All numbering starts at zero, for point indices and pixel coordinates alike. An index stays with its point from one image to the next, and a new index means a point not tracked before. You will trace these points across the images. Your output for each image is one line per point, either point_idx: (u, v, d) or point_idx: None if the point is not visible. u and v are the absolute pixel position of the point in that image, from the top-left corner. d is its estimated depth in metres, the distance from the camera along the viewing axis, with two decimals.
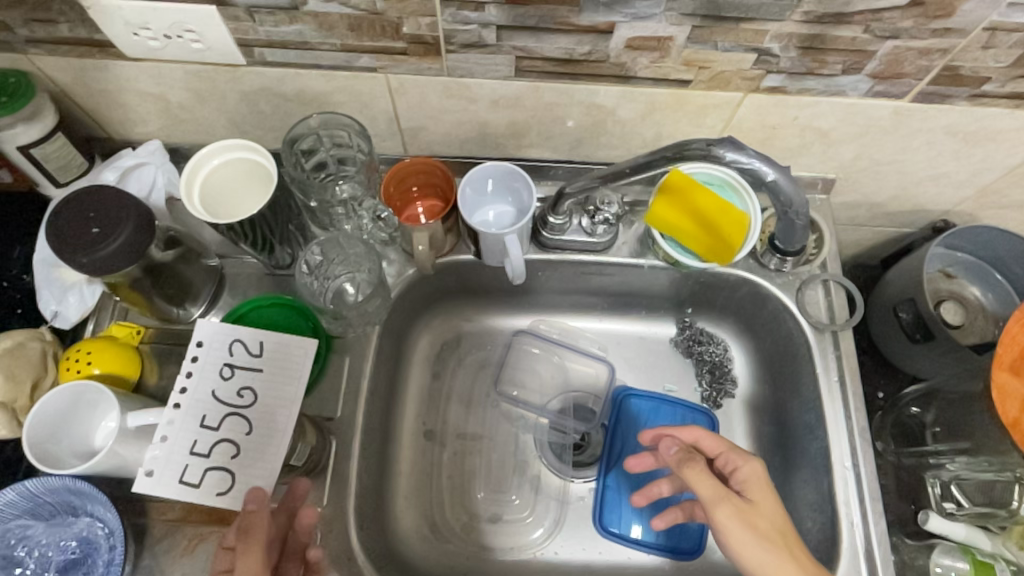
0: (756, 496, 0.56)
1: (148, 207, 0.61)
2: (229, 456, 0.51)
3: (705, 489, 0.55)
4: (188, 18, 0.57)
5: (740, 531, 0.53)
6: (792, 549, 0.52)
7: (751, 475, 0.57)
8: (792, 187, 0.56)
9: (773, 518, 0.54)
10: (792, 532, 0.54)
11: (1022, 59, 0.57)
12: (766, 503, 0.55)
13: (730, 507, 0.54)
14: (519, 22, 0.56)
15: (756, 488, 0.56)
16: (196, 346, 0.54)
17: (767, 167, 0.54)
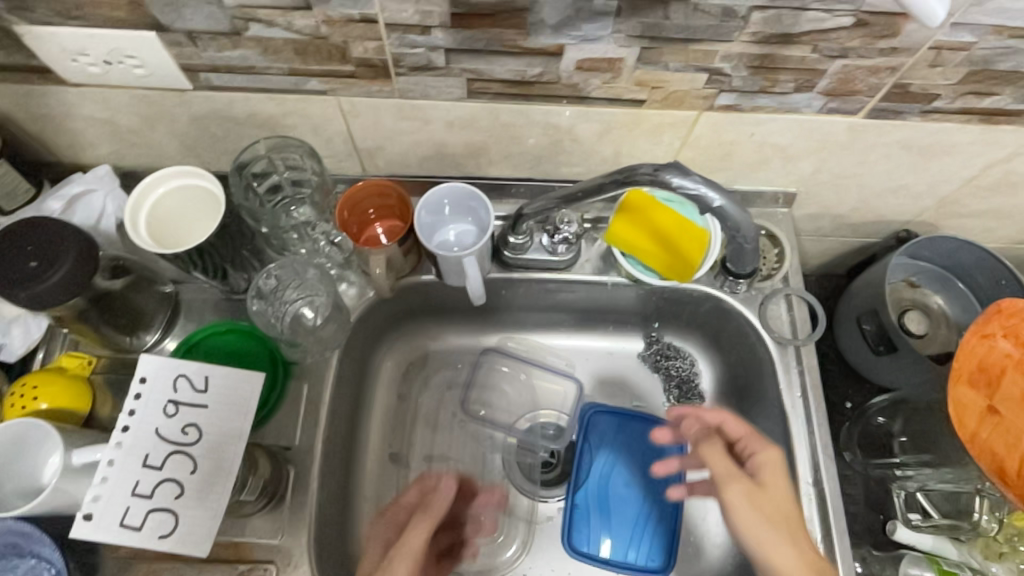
0: (768, 477, 0.60)
1: (90, 238, 0.59)
2: (173, 497, 0.50)
3: (721, 467, 0.62)
4: (127, 44, 0.56)
5: (744, 505, 0.58)
6: (794, 532, 0.56)
7: (766, 459, 0.62)
8: (739, 212, 0.56)
9: (779, 501, 0.59)
10: (798, 518, 0.58)
11: (969, 77, 0.58)
12: (775, 482, 0.60)
13: (740, 484, 0.60)
14: (468, 45, 0.55)
15: (769, 467, 0.61)
16: (140, 383, 0.52)
17: (710, 193, 0.53)
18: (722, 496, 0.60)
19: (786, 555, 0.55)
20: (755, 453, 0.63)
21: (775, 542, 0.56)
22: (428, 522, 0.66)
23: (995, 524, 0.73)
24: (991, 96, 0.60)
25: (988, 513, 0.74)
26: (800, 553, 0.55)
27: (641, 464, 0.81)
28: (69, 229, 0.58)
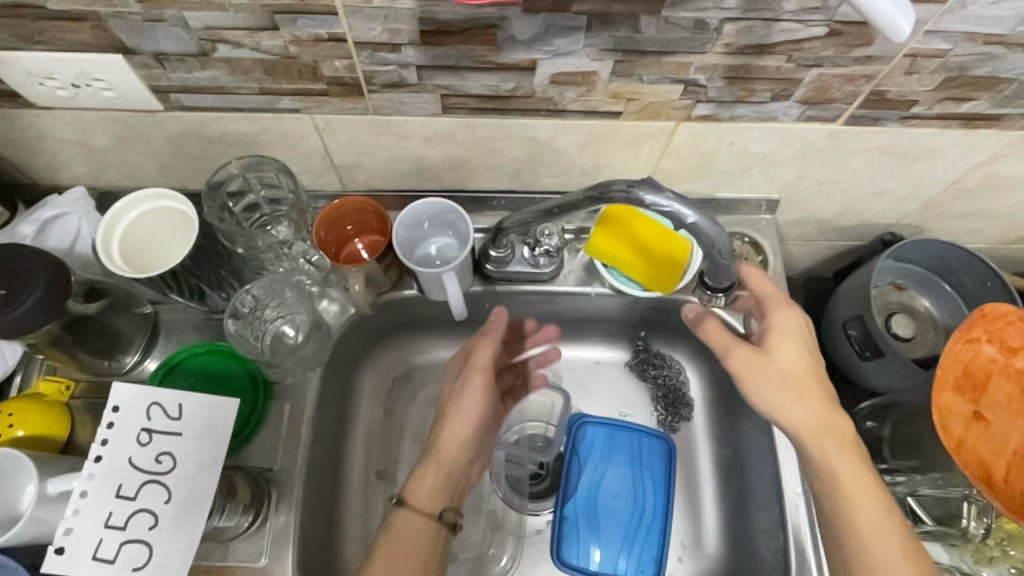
0: (774, 342, 0.63)
1: (61, 264, 0.58)
2: (147, 528, 0.50)
3: (720, 341, 0.65)
4: (95, 67, 0.55)
5: (754, 377, 0.62)
6: (809, 384, 0.61)
7: (777, 323, 0.64)
8: (713, 227, 0.55)
9: (791, 356, 0.62)
10: (809, 371, 0.62)
11: (945, 83, 0.57)
12: (782, 347, 0.63)
13: (742, 354, 0.63)
14: (439, 62, 0.55)
15: (779, 331, 0.64)
16: (112, 412, 0.51)
17: (685, 211, 0.52)
18: (729, 365, 0.64)
19: (796, 410, 0.60)
20: (766, 314, 0.65)
21: (790, 403, 0.61)
22: (481, 382, 0.69)
23: (983, 530, 0.73)
24: (969, 101, 0.60)
25: (976, 519, 0.74)
26: (814, 403, 0.61)
27: (629, 473, 0.79)
28: (43, 255, 0.57)
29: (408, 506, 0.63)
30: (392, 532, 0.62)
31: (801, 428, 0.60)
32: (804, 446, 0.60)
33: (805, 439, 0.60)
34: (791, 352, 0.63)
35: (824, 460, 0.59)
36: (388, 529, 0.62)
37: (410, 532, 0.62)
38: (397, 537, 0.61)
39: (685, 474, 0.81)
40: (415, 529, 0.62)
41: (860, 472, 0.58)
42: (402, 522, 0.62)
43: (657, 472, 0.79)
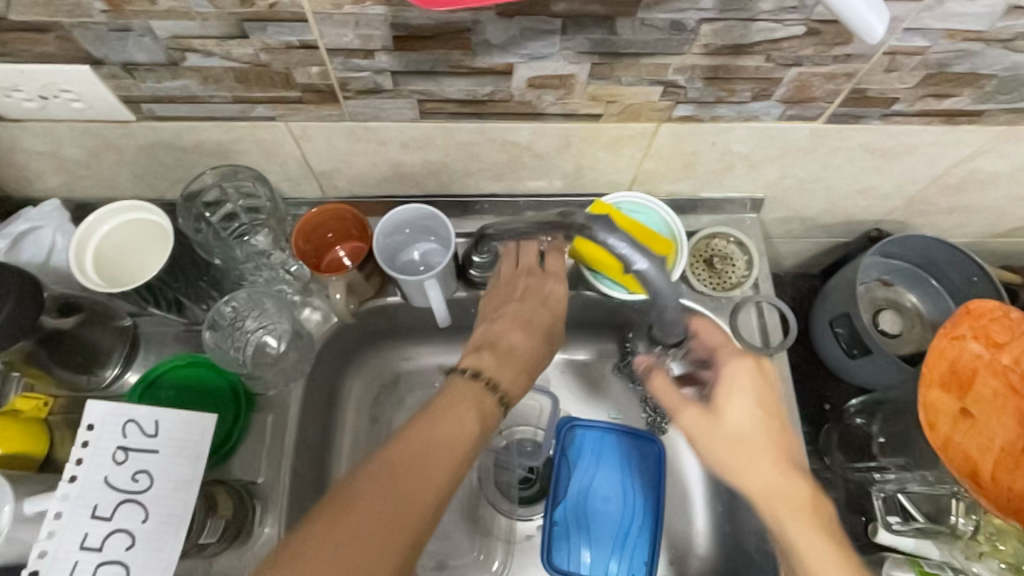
0: (725, 401, 0.58)
1: (33, 278, 0.57)
2: (122, 549, 0.48)
3: (667, 398, 0.60)
4: (62, 79, 0.54)
5: (704, 440, 0.57)
6: (760, 444, 0.55)
7: (728, 377, 0.59)
8: (662, 278, 0.59)
9: (740, 412, 0.57)
10: (764, 428, 0.56)
11: (926, 80, 0.57)
12: (732, 406, 0.57)
13: (690, 414, 0.58)
14: (414, 67, 0.54)
15: (729, 390, 0.58)
16: (86, 431, 0.51)
17: (635, 257, 0.57)
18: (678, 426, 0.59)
19: (753, 474, 0.54)
20: (717, 368, 0.60)
21: (743, 468, 0.55)
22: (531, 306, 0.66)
23: (972, 526, 0.71)
24: (950, 98, 0.59)
25: (965, 516, 0.72)
26: (771, 471, 0.54)
27: (617, 477, 0.79)
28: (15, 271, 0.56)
29: (468, 374, 0.59)
30: (447, 398, 0.57)
31: (757, 493, 0.53)
32: (767, 519, 0.53)
33: (762, 508, 0.53)
34: (743, 408, 0.57)
35: (784, 529, 0.51)
36: (444, 392, 0.58)
37: (460, 399, 0.57)
38: (445, 404, 0.56)
39: (675, 476, 0.81)
40: (465, 397, 0.57)
41: (830, 552, 0.49)
42: (455, 387, 0.58)
43: (646, 476, 0.77)
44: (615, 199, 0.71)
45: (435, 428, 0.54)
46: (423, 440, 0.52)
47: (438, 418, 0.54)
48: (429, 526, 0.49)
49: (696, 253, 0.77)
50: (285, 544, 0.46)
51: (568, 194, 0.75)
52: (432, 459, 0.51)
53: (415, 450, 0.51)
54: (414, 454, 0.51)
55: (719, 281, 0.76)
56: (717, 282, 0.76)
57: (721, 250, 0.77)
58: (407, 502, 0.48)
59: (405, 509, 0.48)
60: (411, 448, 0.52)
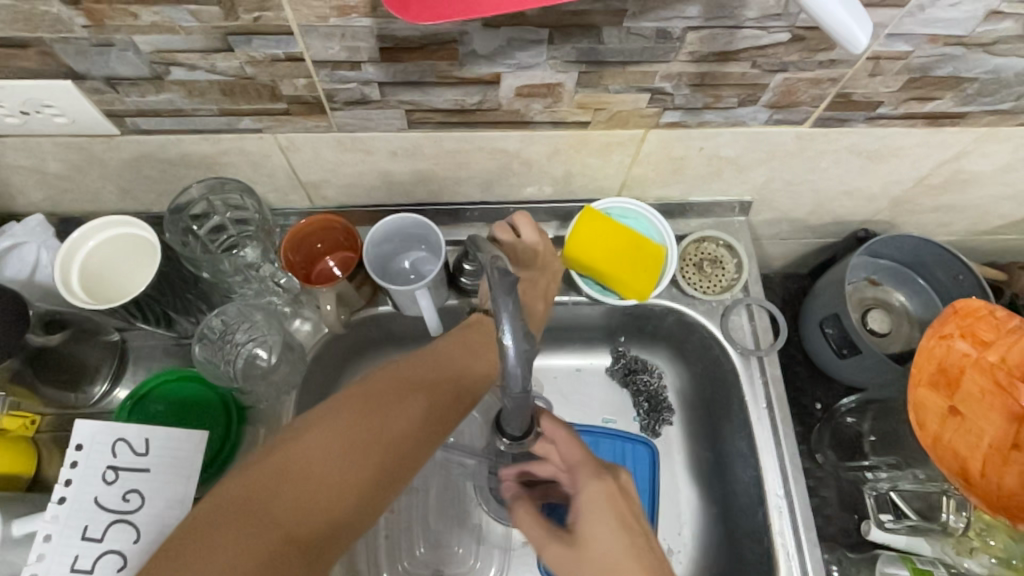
0: (587, 529, 0.52)
1: (16, 296, 0.56)
2: (115, 571, 0.48)
3: (534, 533, 0.56)
4: (44, 94, 0.53)
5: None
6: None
7: (586, 500, 0.53)
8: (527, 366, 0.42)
9: (604, 542, 0.50)
10: (636, 555, 0.49)
11: (909, 84, 0.57)
12: (593, 535, 0.51)
13: (556, 549, 0.53)
14: (401, 78, 0.53)
15: (590, 517, 0.52)
16: (75, 450, 0.50)
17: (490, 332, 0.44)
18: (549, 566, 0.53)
19: None
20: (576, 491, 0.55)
21: None
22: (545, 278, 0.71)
23: (962, 523, 0.73)
24: (933, 101, 0.60)
25: (955, 513, 0.74)
26: None
27: None
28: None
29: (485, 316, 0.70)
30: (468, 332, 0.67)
31: None
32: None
33: None
34: (606, 535, 0.51)
35: None
36: (469, 324, 0.69)
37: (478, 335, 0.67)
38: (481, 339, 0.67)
39: (669, 478, 0.80)
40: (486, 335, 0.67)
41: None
42: (480, 323, 0.70)
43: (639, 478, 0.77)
44: (604, 205, 0.72)
45: (461, 353, 0.65)
46: (452, 361, 0.64)
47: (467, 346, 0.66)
48: (447, 425, 0.59)
49: (686, 257, 0.77)
50: (329, 408, 0.54)
51: (557, 200, 0.75)
52: (459, 374, 0.63)
53: (445, 368, 0.62)
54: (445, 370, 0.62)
55: (710, 284, 0.76)
56: (708, 284, 0.76)
57: (711, 253, 0.77)
58: (441, 405, 0.59)
59: (442, 403, 0.59)
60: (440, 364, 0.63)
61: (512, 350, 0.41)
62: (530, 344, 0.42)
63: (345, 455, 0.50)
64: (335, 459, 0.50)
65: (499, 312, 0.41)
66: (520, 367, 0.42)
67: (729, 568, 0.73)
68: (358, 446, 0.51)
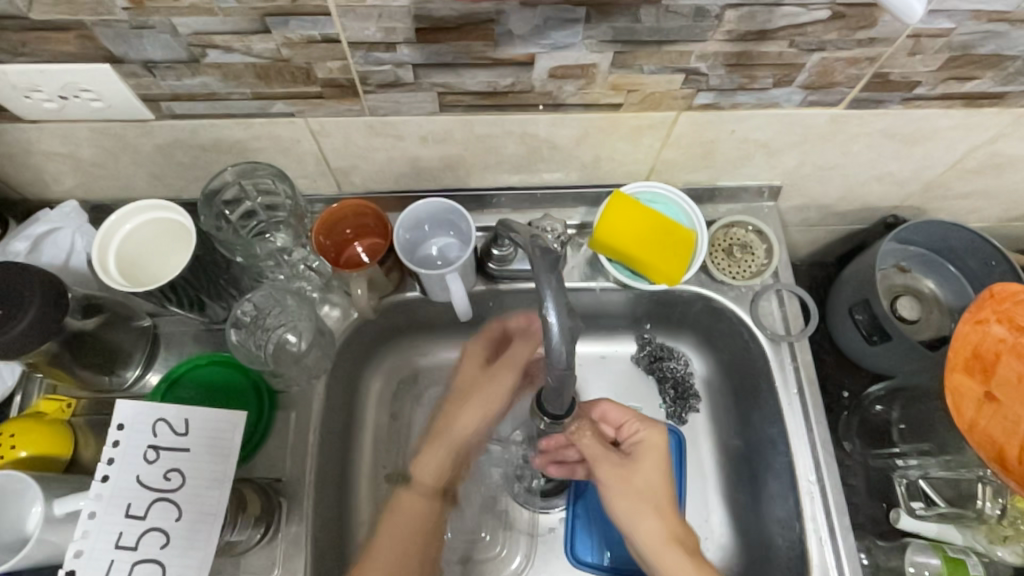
0: (640, 457, 0.64)
1: (55, 278, 0.57)
2: (157, 547, 0.49)
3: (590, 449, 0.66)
4: (82, 78, 0.53)
5: (614, 490, 0.63)
6: (664, 503, 0.62)
7: (644, 441, 0.65)
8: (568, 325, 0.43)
9: (651, 474, 0.63)
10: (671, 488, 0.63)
11: (949, 63, 0.56)
12: (645, 463, 0.64)
13: (607, 465, 0.65)
14: (435, 60, 0.53)
15: (643, 449, 0.65)
16: (117, 430, 0.50)
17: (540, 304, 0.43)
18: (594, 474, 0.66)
19: (649, 522, 0.60)
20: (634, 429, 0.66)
21: (645, 521, 0.60)
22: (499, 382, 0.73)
23: (998, 511, 0.74)
24: (972, 81, 0.59)
25: (991, 500, 0.75)
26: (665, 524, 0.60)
27: None
28: (39, 274, 0.56)
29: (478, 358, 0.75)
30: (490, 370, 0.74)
31: (651, 540, 0.60)
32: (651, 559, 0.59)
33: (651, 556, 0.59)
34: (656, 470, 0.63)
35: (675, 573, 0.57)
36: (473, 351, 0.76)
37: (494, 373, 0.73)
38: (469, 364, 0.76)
39: (696, 464, 0.80)
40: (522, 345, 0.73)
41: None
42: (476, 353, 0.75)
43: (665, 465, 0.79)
44: (633, 190, 0.72)
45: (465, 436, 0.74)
46: (455, 457, 0.74)
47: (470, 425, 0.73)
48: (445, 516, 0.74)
49: (715, 242, 0.76)
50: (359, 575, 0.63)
51: (583, 186, 0.74)
52: (472, 429, 0.74)
53: (429, 480, 0.72)
54: (424, 475, 0.72)
55: (739, 270, 0.76)
56: (737, 270, 0.76)
57: (740, 239, 0.76)
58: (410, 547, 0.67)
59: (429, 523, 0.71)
60: (432, 466, 0.72)
61: (556, 327, 0.42)
62: (574, 322, 0.43)
63: (404, 541, 0.67)
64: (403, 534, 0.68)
65: (544, 289, 0.43)
66: (564, 345, 0.43)
67: (757, 554, 0.73)
68: (411, 532, 0.68)
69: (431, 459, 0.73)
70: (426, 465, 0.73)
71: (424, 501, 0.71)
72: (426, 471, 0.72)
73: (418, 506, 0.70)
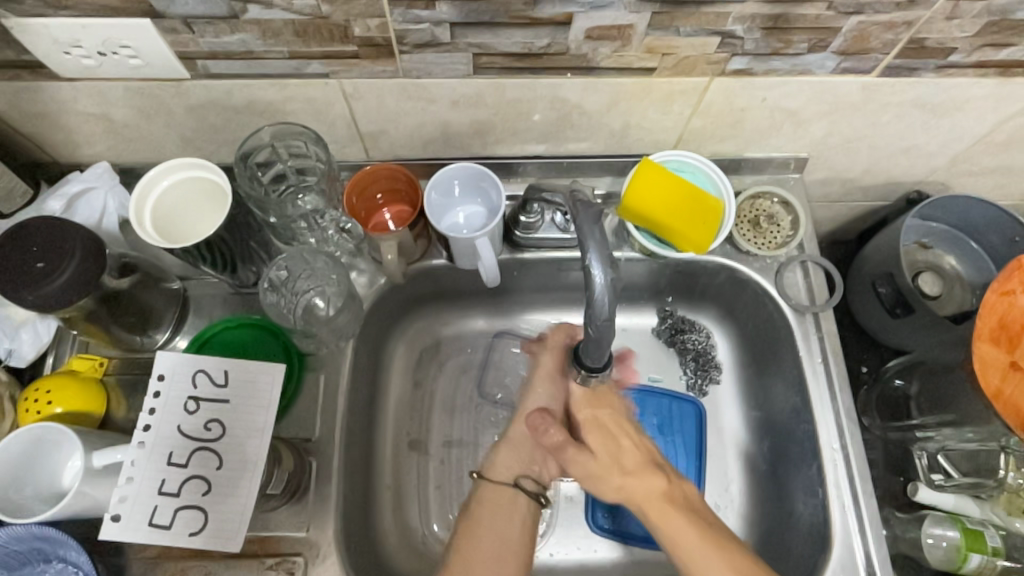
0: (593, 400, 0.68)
1: (94, 232, 0.57)
2: (200, 494, 0.53)
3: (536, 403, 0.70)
4: (123, 34, 0.54)
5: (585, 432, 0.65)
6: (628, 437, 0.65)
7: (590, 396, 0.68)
8: (614, 287, 0.45)
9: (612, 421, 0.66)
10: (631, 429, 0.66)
11: (986, 28, 0.56)
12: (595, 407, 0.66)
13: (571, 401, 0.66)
14: (473, 18, 0.54)
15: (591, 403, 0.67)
16: (157, 380, 0.55)
17: (587, 258, 0.44)
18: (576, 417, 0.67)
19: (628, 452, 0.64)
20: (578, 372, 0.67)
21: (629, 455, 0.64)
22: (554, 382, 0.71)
23: (1021, 480, 0.74)
24: (1008, 48, 0.59)
25: (1014, 470, 0.75)
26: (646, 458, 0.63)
27: (661, 441, 0.79)
28: (82, 227, 0.57)
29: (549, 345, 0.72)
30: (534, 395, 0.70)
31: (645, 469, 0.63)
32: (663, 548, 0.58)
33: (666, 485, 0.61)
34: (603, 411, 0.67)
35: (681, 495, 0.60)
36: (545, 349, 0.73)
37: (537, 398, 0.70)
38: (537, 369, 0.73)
39: (717, 436, 0.81)
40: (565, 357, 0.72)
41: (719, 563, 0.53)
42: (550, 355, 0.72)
43: (686, 435, 0.80)
44: (661, 157, 0.71)
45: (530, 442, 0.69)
46: (529, 459, 0.68)
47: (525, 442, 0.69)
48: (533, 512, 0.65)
49: (742, 213, 0.77)
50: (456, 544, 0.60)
51: (609, 155, 0.75)
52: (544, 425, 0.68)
53: (506, 474, 0.67)
54: (502, 471, 0.67)
55: (765, 240, 0.76)
56: (763, 240, 0.76)
57: (767, 210, 0.77)
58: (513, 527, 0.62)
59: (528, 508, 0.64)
60: (507, 463, 0.67)
61: (600, 279, 0.44)
62: (615, 273, 0.45)
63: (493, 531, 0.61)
64: (489, 537, 0.60)
65: (588, 241, 0.45)
66: (610, 295, 0.44)
67: (777, 522, 0.73)
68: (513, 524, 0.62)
69: (501, 457, 0.68)
70: (505, 464, 0.67)
71: (504, 494, 0.65)
72: (500, 468, 0.67)
73: (499, 496, 0.65)
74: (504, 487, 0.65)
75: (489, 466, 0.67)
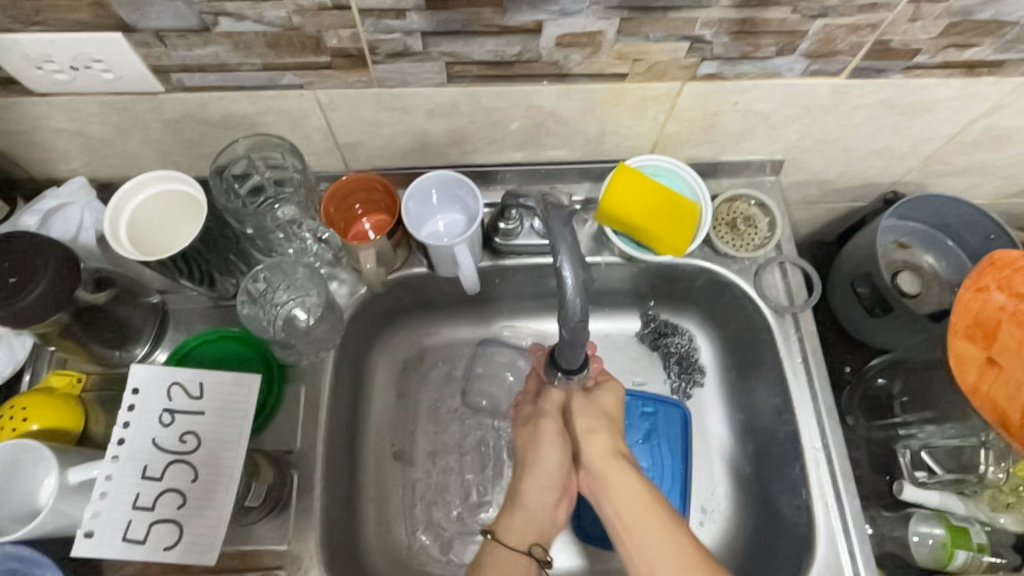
0: (604, 413, 0.67)
1: (69, 247, 0.57)
2: (175, 508, 0.53)
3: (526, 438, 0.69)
4: (94, 48, 0.54)
5: (609, 470, 0.62)
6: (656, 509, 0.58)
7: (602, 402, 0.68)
8: (584, 290, 0.45)
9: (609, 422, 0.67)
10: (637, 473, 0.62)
11: (949, 29, 0.57)
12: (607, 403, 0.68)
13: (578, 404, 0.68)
14: (444, 27, 0.54)
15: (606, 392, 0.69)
16: (132, 394, 0.55)
17: (559, 262, 0.45)
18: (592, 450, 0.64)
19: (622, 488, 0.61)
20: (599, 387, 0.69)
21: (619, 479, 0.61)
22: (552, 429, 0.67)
23: (1001, 475, 0.73)
24: (971, 48, 0.60)
25: (994, 465, 0.74)
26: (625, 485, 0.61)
27: (646, 447, 0.80)
28: (56, 285, 0.55)
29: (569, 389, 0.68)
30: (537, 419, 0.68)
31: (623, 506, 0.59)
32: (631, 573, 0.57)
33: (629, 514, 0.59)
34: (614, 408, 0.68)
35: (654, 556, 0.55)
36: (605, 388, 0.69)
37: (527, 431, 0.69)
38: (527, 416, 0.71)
39: (701, 439, 0.81)
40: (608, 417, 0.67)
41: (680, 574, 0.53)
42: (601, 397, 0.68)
43: (672, 441, 0.79)
44: (637, 162, 0.72)
45: (547, 482, 0.66)
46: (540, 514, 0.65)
47: (544, 485, 0.66)
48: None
49: (719, 217, 0.77)
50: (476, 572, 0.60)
51: (587, 162, 0.75)
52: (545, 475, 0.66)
53: (518, 539, 0.63)
54: (513, 533, 0.63)
55: (743, 243, 0.76)
56: (741, 243, 0.76)
57: (744, 212, 0.77)
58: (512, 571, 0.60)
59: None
60: (518, 523, 0.64)
61: (571, 282, 0.45)
62: (588, 275, 0.46)
63: None
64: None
65: (560, 243, 0.45)
66: (581, 297, 0.45)
67: (763, 526, 0.73)
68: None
69: (514, 518, 0.64)
70: (517, 527, 0.64)
71: (518, 561, 0.61)
72: (513, 533, 0.63)
73: (510, 561, 0.61)
74: (516, 553, 0.62)
75: (502, 526, 0.64)
